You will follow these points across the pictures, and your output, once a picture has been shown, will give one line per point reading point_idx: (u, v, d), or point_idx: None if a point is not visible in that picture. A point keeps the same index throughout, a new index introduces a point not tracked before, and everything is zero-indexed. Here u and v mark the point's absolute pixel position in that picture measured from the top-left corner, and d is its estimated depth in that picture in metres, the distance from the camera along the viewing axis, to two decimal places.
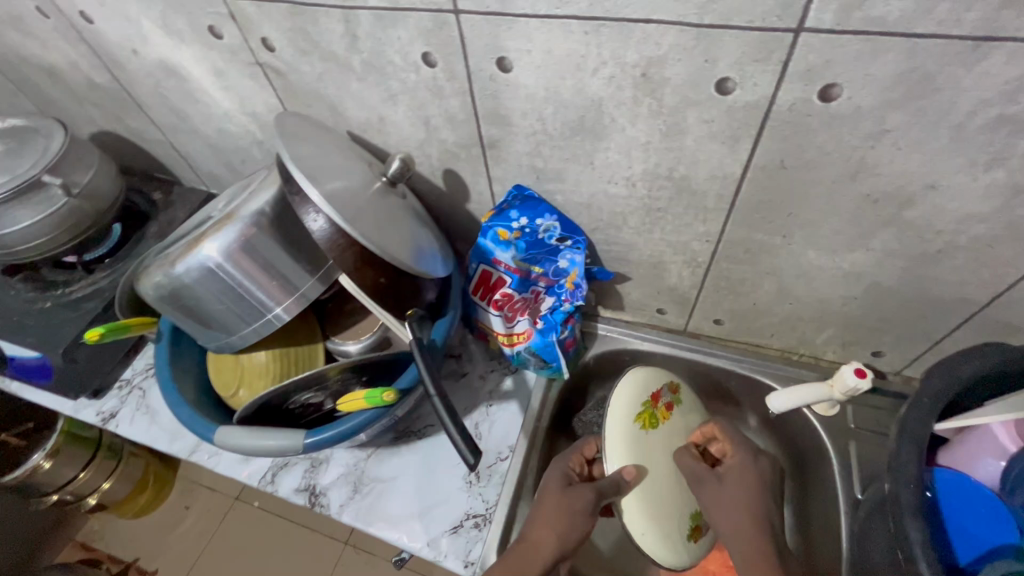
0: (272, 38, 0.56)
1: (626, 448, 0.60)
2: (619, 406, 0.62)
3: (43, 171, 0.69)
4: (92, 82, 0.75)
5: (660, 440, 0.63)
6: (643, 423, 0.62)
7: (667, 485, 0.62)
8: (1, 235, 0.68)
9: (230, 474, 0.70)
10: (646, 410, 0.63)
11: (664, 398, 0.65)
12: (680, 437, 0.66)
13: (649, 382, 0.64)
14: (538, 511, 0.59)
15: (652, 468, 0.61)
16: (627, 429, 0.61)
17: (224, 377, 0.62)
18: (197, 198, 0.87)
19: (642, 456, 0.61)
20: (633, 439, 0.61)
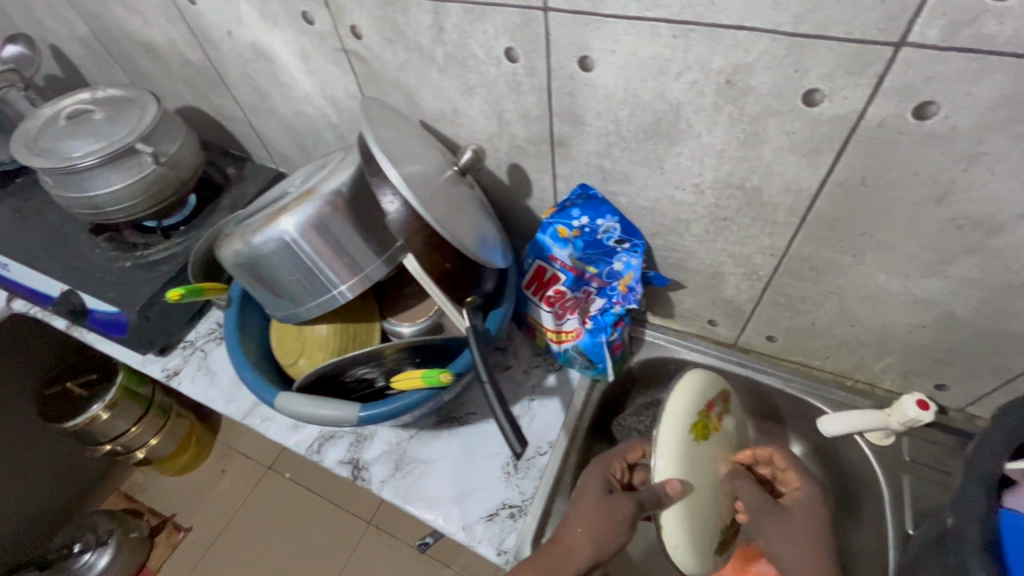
0: (361, 26, 0.59)
1: (679, 458, 0.58)
2: (676, 414, 0.59)
3: (138, 139, 0.73)
4: (186, 59, 0.80)
5: (709, 453, 0.61)
6: (697, 434, 0.60)
7: (709, 502, 0.60)
8: (95, 195, 0.73)
9: (279, 439, 0.73)
10: (701, 421, 0.61)
11: (716, 409, 0.64)
12: (725, 452, 0.64)
13: (706, 393, 0.62)
14: (574, 512, 0.59)
15: (699, 482, 0.59)
16: (681, 439, 0.58)
17: (287, 345, 0.65)
18: (267, 176, 0.91)
19: (692, 469, 0.59)
20: (686, 450, 0.59)
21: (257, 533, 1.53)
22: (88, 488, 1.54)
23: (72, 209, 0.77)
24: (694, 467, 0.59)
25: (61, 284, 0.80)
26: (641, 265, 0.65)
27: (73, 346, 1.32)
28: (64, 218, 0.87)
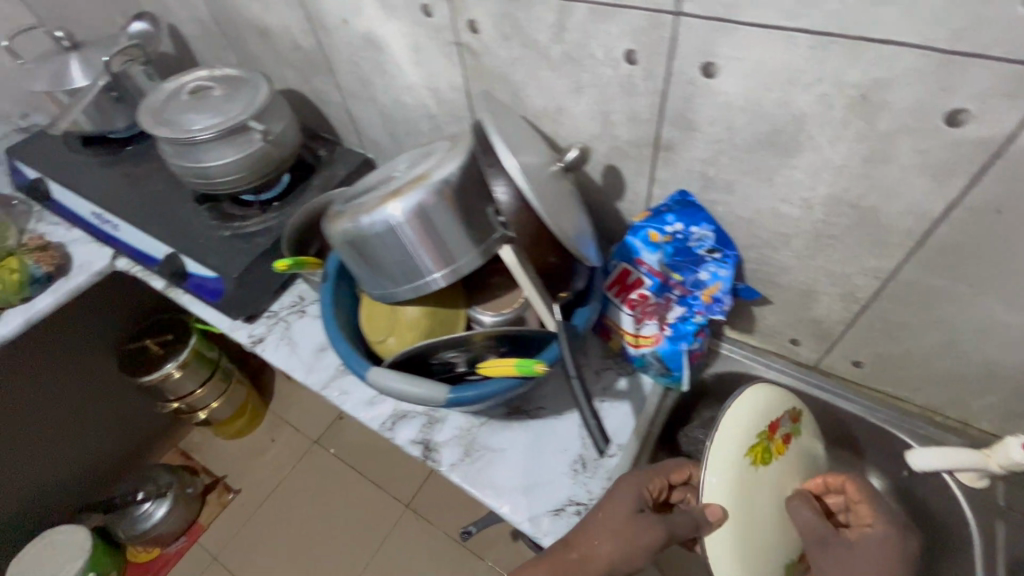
0: (480, 21, 0.60)
1: (731, 480, 0.57)
2: (731, 433, 0.58)
3: (250, 117, 0.78)
4: (297, 44, 0.84)
5: (769, 478, 0.60)
6: (755, 457, 0.59)
7: (767, 529, 0.58)
8: (207, 167, 0.78)
9: (354, 413, 0.76)
10: (759, 442, 0.60)
11: (782, 430, 0.62)
12: (791, 479, 0.62)
13: (768, 413, 0.61)
14: (598, 522, 0.57)
15: (752, 509, 0.58)
16: (737, 459, 0.58)
17: (375, 325, 0.67)
18: (356, 160, 0.94)
19: (745, 493, 0.57)
20: (741, 473, 0.58)
21: (300, 504, 1.58)
22: (155, 437, 1.63)
23: (183, 178, 0.82)
24: (749, 491, 0.57)
25: (165, 247, 0.86)
26: (730, 277, 0.65)
27: (154, 304, 1.41)
28: (170, 186, 0.93)
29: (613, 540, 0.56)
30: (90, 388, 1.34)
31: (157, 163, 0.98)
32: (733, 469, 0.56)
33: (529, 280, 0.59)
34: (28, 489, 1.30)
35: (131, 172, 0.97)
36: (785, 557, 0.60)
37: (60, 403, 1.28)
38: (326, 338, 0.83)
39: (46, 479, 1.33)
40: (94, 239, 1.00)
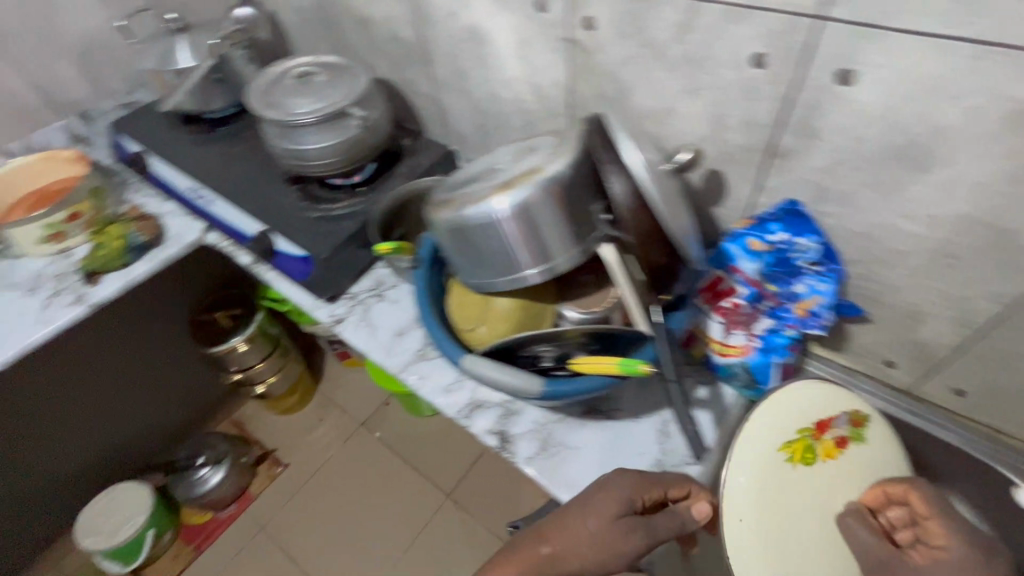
0: (597, 18, 0.61)
1: (755, 467, 0.59)
2: (763, 421, 0.61)
3: (350, 104, 0.80)
4: (396, 35, 0.86)
5: (809, 478, 0.60)
6: (791, 450, 0.60)
7: (802, 533, 0.57)
8: (307, 150, 0.81)
9: (431, 399, 0.77)
10: (801, 438, 0.61)
11: (834, 433, 0.62)
12: (842, 488, 0.60)
13: (808, 409, 0.63)
14: (575, 521, 0.57)
15: (788, 503, 0.58)
16: (768, 448, 0.60)
17: (466, 313, 0.68)
18: (439, 151, 0.96)
19: (775, 482, 0.58)
20: (771, 463, 0.59)
21: (344, 484, 1.62)
22: (217, 406, 1.69)
23: (281, 159, 0.85)
24: (776, 485, 0.58)
25: (259, 224, 0.90)
26: (831, 291, 0.63)
27: (220, 279, 1.46)
28: (262, 167, 0.97)
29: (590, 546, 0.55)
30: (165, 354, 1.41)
31: (250, 144, 1.02)
32: (758, 455, 0.59)
33: (625, 278, 0.57)
34: (100, 444, 1.38)
35: (227, 151, 1.01)
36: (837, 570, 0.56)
37: (132, 368, 1.35)
38: (405, 324, 0.85)
39: (116, 437, 1.42)
40: (186, 212, 1.05)
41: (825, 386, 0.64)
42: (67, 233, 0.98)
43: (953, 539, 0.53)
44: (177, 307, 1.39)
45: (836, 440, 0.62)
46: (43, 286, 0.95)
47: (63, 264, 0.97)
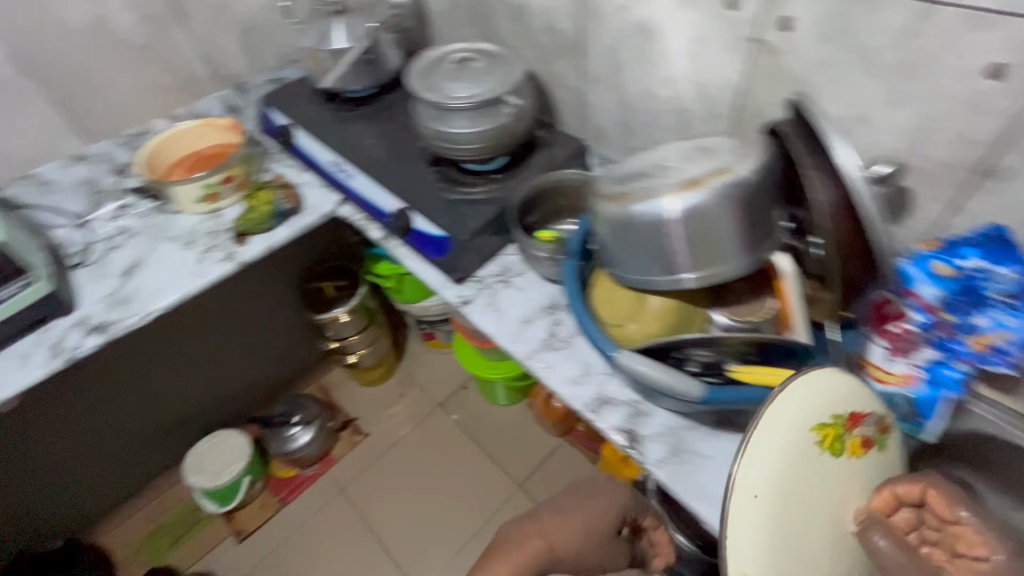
0: (798, 19, 0.59)
1: (779, 459, 0.53)
2: (796, 401, 0.55)
3: (506, 92, 0.81)
4: (552, 27, 0.87)
5: (829, 471, 0.55)
6: (819, 437, 0.55)
7: (810, 528, 0.53)
8: (459, 133, 0.83)
9: (558, 389, 0.78)
10: (832, 427, 0.55)
11: (863, 430, 0.57)
12: (857, 488, 0.56)
13: (842, 401, 0.57)
14: (570, 520, 0.74)
15: (802, 494, 0.53)
16: (800, 436, 0.54)
17: (614, 308, 0.67)
18: (574, 145, 0.95)
19: (797, 476, 0.53)
20: (802, 447, 0.54)
21: (418, 462, 1.66)
22: (306, 369, 1.79)
23: (428, 141, 0.88)
24: (794, 469, 0.53)
25: (400, 202, 0.93)
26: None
27: (318, 250, 1.56)
28: (403, 148, 1.01)
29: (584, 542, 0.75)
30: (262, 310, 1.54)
31: (390, 125, 1.07)
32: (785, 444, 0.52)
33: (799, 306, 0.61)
34: (203, 390, 1.53)
35: (368, 131, 1.06)
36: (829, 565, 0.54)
37: (229, 320, 1.48)
38: (531, 312, 0.86)
39: (215, 384, 1.56)
40: (323, 184, 1.10)
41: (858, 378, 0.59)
42: (220, 195, 1.06)
43: (995, 549, 0.50)
44: (278, 271, 1.50)
45: (861, 438, 0.57)
46: (197, 241, 1.03)
47: (215, 222, 1.05)
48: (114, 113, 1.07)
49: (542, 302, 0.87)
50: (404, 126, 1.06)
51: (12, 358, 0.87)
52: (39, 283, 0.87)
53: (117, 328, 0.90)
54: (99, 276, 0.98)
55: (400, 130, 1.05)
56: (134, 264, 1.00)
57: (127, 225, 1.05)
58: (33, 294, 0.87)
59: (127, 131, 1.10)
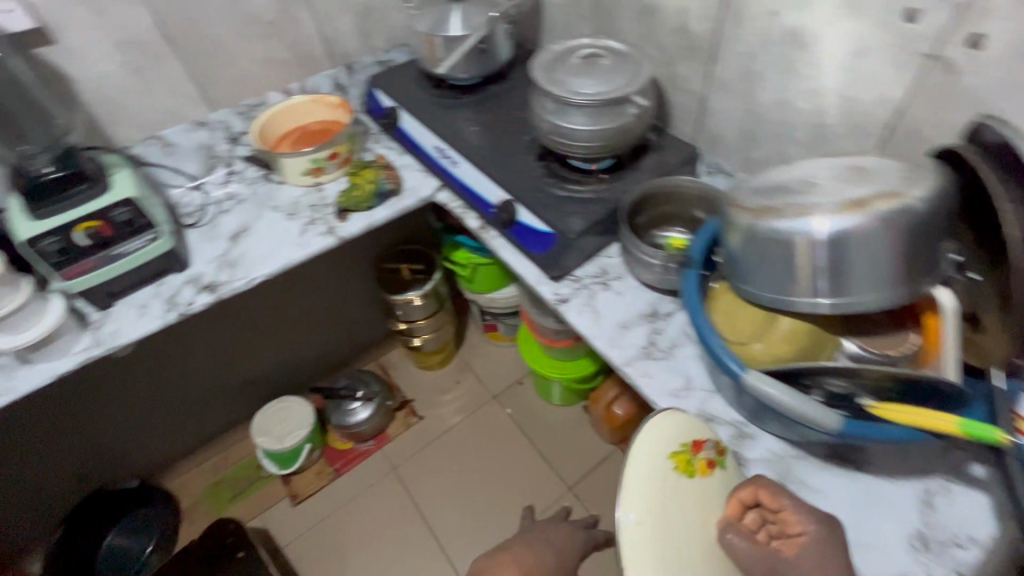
0: (990, 37, 0.55)
1: (640, 493, 0.62)
2: (644, 437, 0.65)
3: (634, 93, 0.79)
4: (684, 27, 0.84)
5: (688, 494, 0.63)
6: (673, 466, 0.64)
7: (685, 548, 0.60)
8: (577, 131, 0.82)
9: (656, 401, 0.76)
10: (682, 453, 0.65)
11: (706, 455, 0.66)
12: (712, 505, 0.64)
13: (690, 431, 0.67)
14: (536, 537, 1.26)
15: (672, 519, 0.61)
16: (655, 467, 0.64)
17: (736, 325, 0.65)
18: (688, 150, 0.92)
19: (660, 501, 0.62)
20: (658, 477, 0.63)
21: (468, 451, 1.68)
22: (368, 347, 1.84)
23: (543, 135, 0.87)
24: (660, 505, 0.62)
25: (505, 194, 0.93)
26: None
27: (395, 234, 1.59)
28: (509, 140, 1.01)
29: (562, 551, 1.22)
30: (336, 287, 1.58)
31: (495, 116, 1.07)
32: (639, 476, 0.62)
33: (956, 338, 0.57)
34: (274, 356, 1.60)
35: (474, 120, 1.06)
36: None
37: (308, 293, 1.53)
38: (630, 317, 0.84)
39: (285, 352, 1.63)
40: (422, 169, 1.11)
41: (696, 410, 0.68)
42: (325, 169, 1.09)
43: (807, 523, 0.57)
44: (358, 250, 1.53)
45: (708, 461, 0.65)
46: (300, 213, 1.06)
47: (317, 197, 1.09)
48: (237, 83, 1.10)
49: (641, 308, 0.85)
50: (510, 118, 1.05)
51: (131, 306, 0.92)
52: (162, 240, 0.91)
53: (227, 289, 0.94)
54: (210, 237, 1.03)
55: (506, 122, 1.05)
56: (241, 229, 1.04)
57: (234, 190, 1.10)
58: (157, 249, 0.91)
59: (245, 101, 1.13)
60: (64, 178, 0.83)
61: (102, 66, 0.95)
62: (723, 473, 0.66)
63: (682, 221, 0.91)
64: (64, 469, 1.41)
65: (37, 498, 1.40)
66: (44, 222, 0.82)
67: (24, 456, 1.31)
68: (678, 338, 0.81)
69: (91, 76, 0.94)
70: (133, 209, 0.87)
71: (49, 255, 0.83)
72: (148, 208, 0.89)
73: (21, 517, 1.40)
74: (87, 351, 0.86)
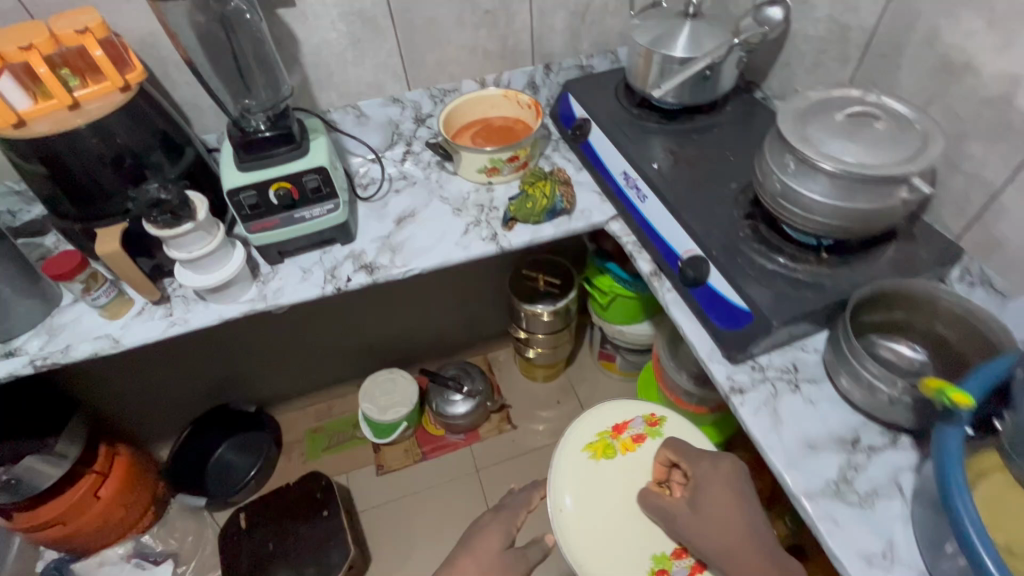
0: None
1: (567, 481, 0.88)
2: (570, 436, 0.93)
3: (917, 173, 0.62)
4: (1006, 99, 0.65)
5: (609, 465, 0.89)
6: (597, 451, 0.91)
7: (609, 507, 0.86)
8: (818, 203, 0.67)
9: (841, 561, 0.60)
10: (605, 437, 0.92)
11: (630, 432, 0.93)
12: (634, 470, 0.89)
13: (614, 421, 0.94)
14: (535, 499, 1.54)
15: (592, 488, 0.87)
16: (580, 458, 0.90)
17: (1008, 518, 0.51)
18: (949, 249, 0.73)
19: (583, 477, 0.89)
20: (582, 462, 0.90)
21: None
22: (476, 342, 1.82)
23: (766, 195, 0.73)
24: (587, 488, 0.87)
25: (698, 249, 0.80)
26: None
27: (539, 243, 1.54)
28: (710, 185, 0.88)
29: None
30: (466, 278, 1.57)
31: (697, 152, 0.94)
32: (561, 467, 0.89)
33: None
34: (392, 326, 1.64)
35: (672, 152, 0.95)
36: (637, 544, 0.83)
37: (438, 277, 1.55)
38: (821, 437, 0.68)
39: (403, 327, 1.67)
40: (598, 191, 1.03)
41: (623, 404, 0.96)
42: (500, 170, 1.04)
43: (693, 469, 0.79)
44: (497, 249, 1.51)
45: (632, 436, 0.92)
46: (466, 211, 1.03)
47: (486, 196, 1.05)
48: (438, 67, 1.08)
49: (838, 429, 0.69)
50: (715, 158, 0.92)
51: (297, 268, 0.95)
52: (340, 212, 0.92)
53: (384, 274, 0.93)
54: (378, 215, 1.03)
55: (708, 161, 0.92)
56: (407, 214, 1.03)
57: (408, 171, 1.11)
58: (333, 220, 0.93)
59: (440, 85, 1.11)
60: (271, 138, 0.86)
61: (326, 32, 0.96)
62: (652, 440, 0.92)
63: (916, 332, 0.72)
64: (204, 379, 1.56)
65: (173, 397, 1.57)
66: (246, 176, 0.85)
67: (177, 360, 1.47)
68: (885, 486, 0.64)
69: (316, 40, 0.96)
70: (321, 177, 0.88)
71: (243, 207, 0.86)
72: (335, 177, 0.90)
73: (162, 409, 1.58)
74: (253, 304, 0.90)
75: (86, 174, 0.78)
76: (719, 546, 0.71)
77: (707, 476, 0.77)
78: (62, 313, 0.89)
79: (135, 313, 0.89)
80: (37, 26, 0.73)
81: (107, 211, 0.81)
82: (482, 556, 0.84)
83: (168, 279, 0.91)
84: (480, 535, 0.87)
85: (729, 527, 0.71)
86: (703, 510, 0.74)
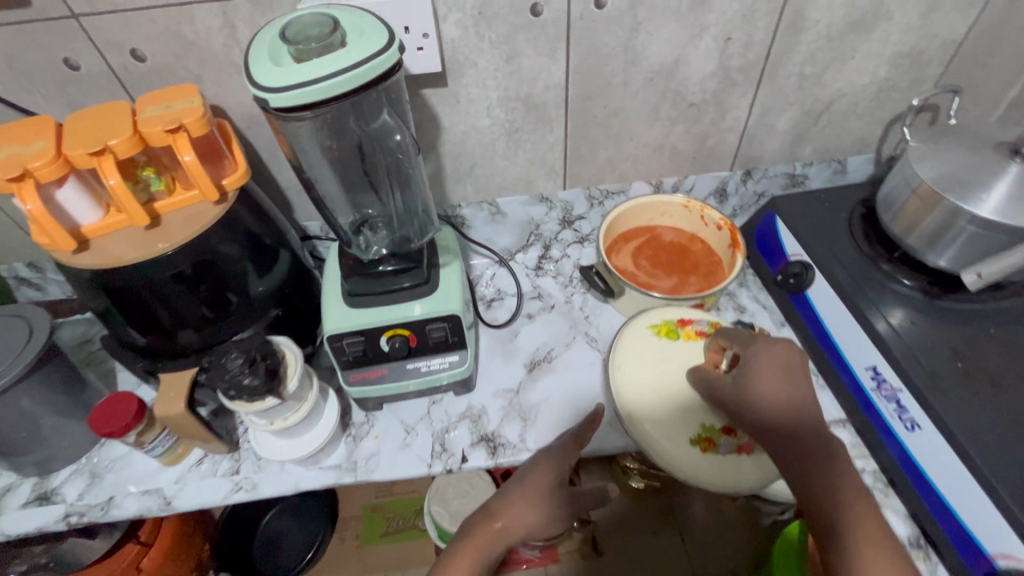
0: None
1: (625, 359, 0.68)
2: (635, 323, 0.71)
3: None
4: None
5: (672, 350, 0.68)
6: (660, 335, 0.70)
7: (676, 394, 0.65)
8: None
9: None
10: (668, 324, 0.70)
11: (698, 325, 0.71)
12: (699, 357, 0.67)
13: (681, 311, 0.72)
14: None
15: (655, 371, 0.67)
16: (641, 337, 0.70)
17: None
18: None
19: (642, 355, 0.68)
20: (642, 346, 0.69)
21: None
22: None
23: None
24: (636, 369, 0.67)
25: None
26: None
27: None
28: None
29: (537, 527, 0.59)
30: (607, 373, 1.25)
31: (994, 360, 0.64)
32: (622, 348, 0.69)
33: None
34: None
35: (951, 350, 0.65)
36: (699, 422, 0.63)
37: None
38: None
39: None
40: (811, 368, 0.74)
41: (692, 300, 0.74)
42: None
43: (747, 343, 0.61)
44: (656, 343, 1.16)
45: (697, 331, 0.70)
46: None
47: None
48: (607, 167, 0.82)
49: None
50: None
51: (397, 424, 0.72)
52: (466, 367, 0.69)
53: (512, 455, 0.69)
54: (503, 354, 0.79)
55: (1018, 380, 0.62)
56: (543, 355, 0.78)
57: (544, 289, 0.86)
58: (455, 376, 0.69)
59: (604, 186, 0.85)
60: (396, 270, 0.63)
61: (479, 119, 0.72)
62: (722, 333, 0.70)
63: None
64: None
65: None
66: (353, 317, 0.63)
67: None
68: None
69: (463, 128, 0.73)
70: (449, 325, 0.65)
71: (344, 354, 0.65)
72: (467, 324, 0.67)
73: None
74: (339, 474, 0.69)
75: (153, 307, 0.58)
76: (777, 430, 0.54)
77: (764, 355, 0.58)
78: (111, 445, 0.71)
79: (194, 462, 0.69)
80: (116, 114, 0.54)
81: (171, 348, 0.62)
82: (534, 490, 0.60)
83: (236, 419, 0.71)
84: (530, 472, 0.62)
85: (794, 404, 0.55)
86: (760, 408, 0.55)
